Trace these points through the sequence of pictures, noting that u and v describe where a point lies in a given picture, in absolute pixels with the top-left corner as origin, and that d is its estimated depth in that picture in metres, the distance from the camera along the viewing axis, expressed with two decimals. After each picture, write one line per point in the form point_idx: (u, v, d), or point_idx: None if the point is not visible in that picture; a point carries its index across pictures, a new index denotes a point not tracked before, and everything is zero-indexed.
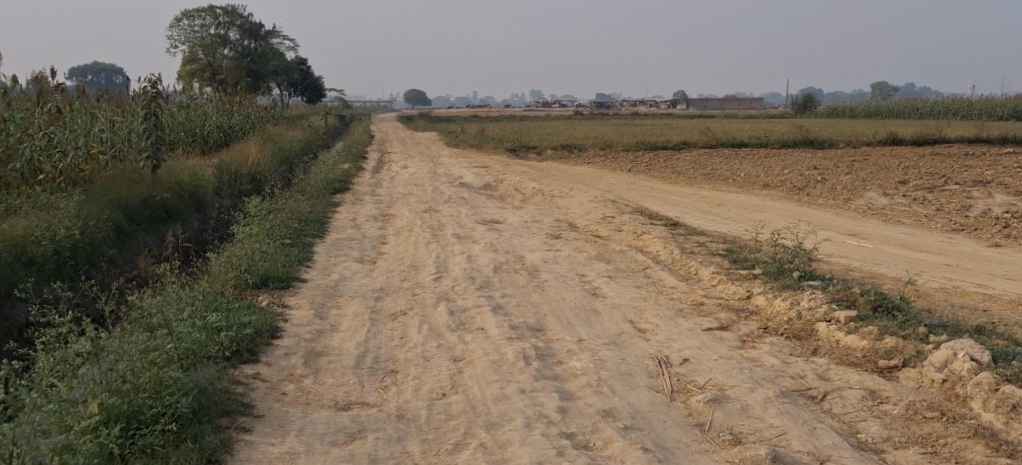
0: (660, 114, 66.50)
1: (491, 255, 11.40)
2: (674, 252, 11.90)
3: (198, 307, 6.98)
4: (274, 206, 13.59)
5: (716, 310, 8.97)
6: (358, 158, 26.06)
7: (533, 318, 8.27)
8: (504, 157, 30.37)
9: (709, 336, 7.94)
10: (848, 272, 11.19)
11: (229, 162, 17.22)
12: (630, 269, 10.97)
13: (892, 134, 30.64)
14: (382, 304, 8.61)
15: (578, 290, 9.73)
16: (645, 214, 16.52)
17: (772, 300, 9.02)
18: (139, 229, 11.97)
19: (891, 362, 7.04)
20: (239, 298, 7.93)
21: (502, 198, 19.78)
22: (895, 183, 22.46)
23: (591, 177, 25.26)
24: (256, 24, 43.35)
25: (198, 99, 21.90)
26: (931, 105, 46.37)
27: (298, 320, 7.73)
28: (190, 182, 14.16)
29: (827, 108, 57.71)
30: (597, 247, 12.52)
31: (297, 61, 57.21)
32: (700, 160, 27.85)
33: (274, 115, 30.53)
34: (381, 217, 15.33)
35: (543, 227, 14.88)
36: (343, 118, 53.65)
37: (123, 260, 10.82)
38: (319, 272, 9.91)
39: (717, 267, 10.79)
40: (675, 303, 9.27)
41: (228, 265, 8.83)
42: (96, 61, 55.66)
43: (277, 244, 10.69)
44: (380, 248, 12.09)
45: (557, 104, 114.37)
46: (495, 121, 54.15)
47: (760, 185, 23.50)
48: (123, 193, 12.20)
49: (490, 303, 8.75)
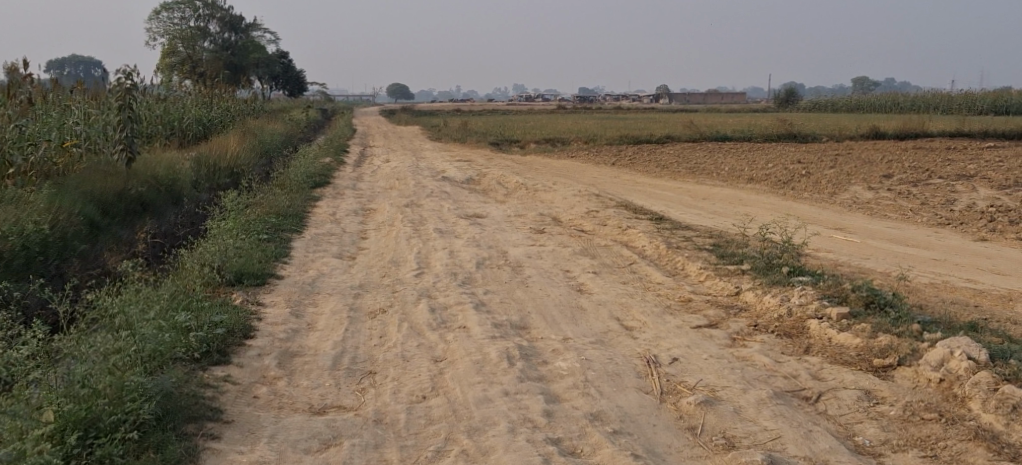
0: (642, 108, 66.37)
1: (473, 250, 11.14)
2: (660, 247, 11.67)
3: (167, 306, 6.68)
4: (251, 201, 13.27)
5: (705, 306, 8.74)
6: (339, 152, 25.77)
7: (517, 316, 8.01)
8: (487, 150, 30.12)
9: (699, 333, 7.70)
10: (836, 267, 11.00)
11: (208, 156, 16.86)
12: (616, 265, 10.74)
13: (875, 129, 30.58)
14: (361, 301, 8.33)
15: (563, 286, 9.48)
16: (630, 208, 16.29)
17: (762, 296, 8.80)
18: (113, 222, 11.66)
19: (886, 361, 6.81)
20: (211, 297, 7.64)
21: (485, 192, 19.52)
22: (880, 177, 22.35)
23: (575, 170, 25.03)
24: (236, 16, 42.86)
25: (176, 91, 21.50)
26: (912, 99, 46.44)
27: (273, 318, 7.44)
28: (167, 174, 13.81)
29: (809, 102, 57.80)
30: (582, 242, 12.28)
31: (278, 54, 56.71)
32: (684, 153, 27.72)
33: (255, 108, 30.13)
34: (361, 212, 15.03)
35: (527, 222, 14.62)
36: (324, 112, 53.25)
37: (94, 254, 10.53)
38: (296, 269, 9.61)
39: (704, 262, 10.57)
40: (662, 299, 9.03)
41: (201, 261, 8.54)
42: (75, 54, 55.33)
43: (253, 240, 10.39)
44: (360, 243, 11.80)
45: (539, 98, 114.20)
46: (478, 115, 53.92)
47: (744, 178, 23.37)
48: (95, 186, 11.88)
49: (472, 300, 8.49)
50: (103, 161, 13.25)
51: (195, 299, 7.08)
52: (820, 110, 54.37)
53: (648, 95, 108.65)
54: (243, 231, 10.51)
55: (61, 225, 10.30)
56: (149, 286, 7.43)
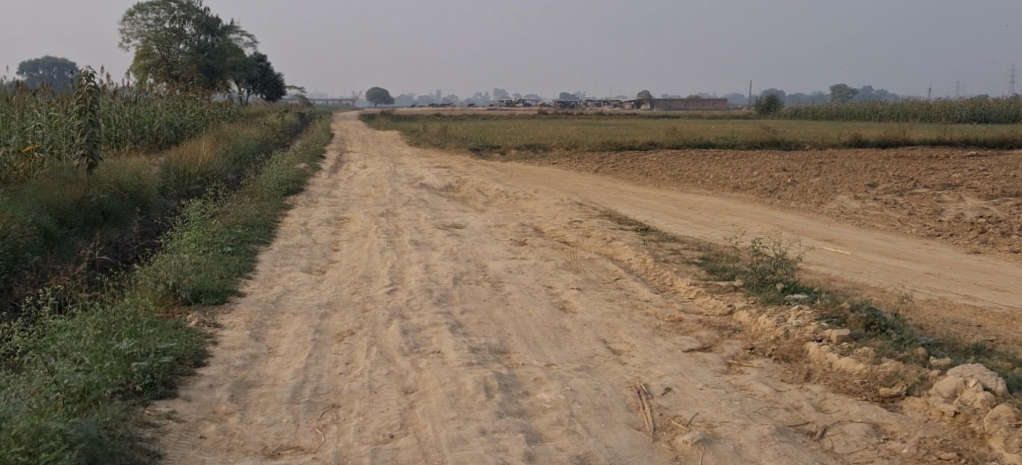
0: (623, 115, 66.09)
1: (451, 264, 10.56)
2: (647, 262, 11.14)
3: (110, 332, 6.16)
4: (218, 211, 12.66)
5: (696, 328, 8.21)
6: (316, 158, 25.13)
7: (496, 338, 7.45)
8: (467, 156, 29.52)
9: (692, 359, 7.17)
10: (830, 282, 10.48)
11: (178, 162, 16.22)
12: (601, 280, 10.21)
13: (857, 137, 30.27)
14: (329, 322, 7.73)
15: (545, 304, 8.93)
16: (614, 219, 15.78)
17: (757, 317, 8.28)
18: (70, 233, 11.03)
19: (893, 390, 6.20)
20: (163, 321, 7.08)
21: (464, 200, 18.94)
22: (865, 186, 21.95)
23: (557, 178, 24.51)
24: (212, 19, 42.03)
25: (148, 94, 20.81)
26: (891, 108, 46.32)
27: (230, 342, 6.87)
28: (132, 180, 13.13)
29: (790, 110, 57.62)
30: (564, 255, 11.73)
31: (256, 57, 55.91)
32: (667, 161, 27.28)
33: (230, 112, 29.42)
34: (334, 221, 14.42)
35: (508, 232, 14.08)
36: (303, 116, 52.49)
37: (48, 267, 9.95)
38: (260, 285, 9.02)
39: (693, 279, 10.05)
40: (651, 319, 8.50)
41: (154, 279, 7.98)
42: (48, 57, 54.32)
43: (216, 254, 9.80)
44: (331, 255, 11.21)
45: (519, 104, 113.83)
46: (460, 120, 53.37)
47: (730, 187, 22.94)
48: (53, 193, 11.26)
49: (448, 321, 7.90)
50: (64, 167, 12.61)
51: (141, 323, 6.55)
52: (800, 118, 54.16)
53: (628, 101, 108.40)
54: (205, 246, 9.91)
55: (11, 238, 9.71)
56: (94, 309, 6.89)
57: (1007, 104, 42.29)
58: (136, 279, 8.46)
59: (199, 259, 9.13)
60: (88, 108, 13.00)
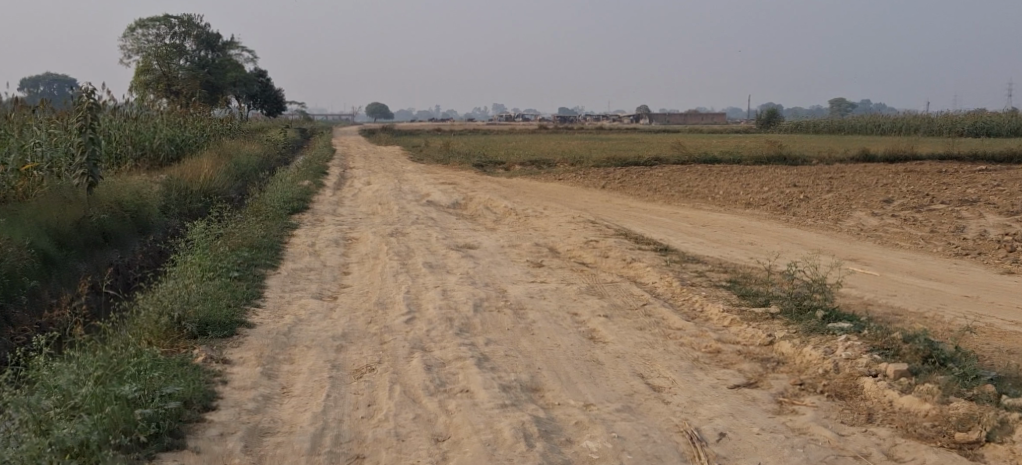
0: (624, 129, 65.66)
1: (469, 289, 10.02)
2: (673, 286, 10.59)
3: (108, 374, 5.70)
4: (223, 232, 12.16)
5: (737, 360, 7.67)
6: (319, 174, 24.61)
7: (526, 374, 6.92)
8: (471, 172, 28.97)
9: (740, 397, 6.65)
10: (867, 305, 9.94)
11: (179, 180, 15.73)
12: (628, 305, 9.67)
13: (864, 152, 29.80)
14: (345, 356, 7.19)
15: (573, 334, 8.38)
16: (630, 238, 15.29)
17: (801, 348, 7.73)
18: (70, 255, 10.52)
19: (971, 435, 5.83)
20: (166, 358, 6.59)
21: (472, 218, 18.41)
22: (880, 202, 21.43)
23: (565, 194, 24.00)
24: (213, 35, 41.74)
25: (148, 110, 20.30)
26: (892, 122, 45.87)
27: (240, 382, 6.39)
28: (133, 199, 12.63)
29: (791, 124, 57.18)
30: (585, 277, 11.20)
31: (256, 73, 55.48)
32: (674, 176, 26.79)
33: (231, 129, 28.92)
34: (342, 242, 13.91)
35: (523, 253, 13.57)
36: (303, 131, 51.88)
37: (47, 293, 9.49)
38: (270, 314, 8.48)
39: (725, 304, 9.50)
40: (688, 350, 7.95)
41: (158, 310, 7.47)
42: (48, 73, 53.95)
43: (221, 280, 9.31)
44: (341, 279, 10.68)
45: (521, 118, 113.62)
46: (461, 135, 52.88)
47: (742, 203, 22.44)
48: (53, 214, 10.78)
49: (473, 354, 7.36)
50: (63, 185, 12.11)
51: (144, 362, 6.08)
52: (801, 132, 53.72)
53: (628, 114, 108.00)
54: (210, 273, 9.41)
55: (8, 261, 9.24)
56: (92, 350, 6.40)
57: (1011, 116, 41.76)
58: (137, 309, 7.97)
59: (205, 287, 8.63)
60: (88, 124, 12.51)
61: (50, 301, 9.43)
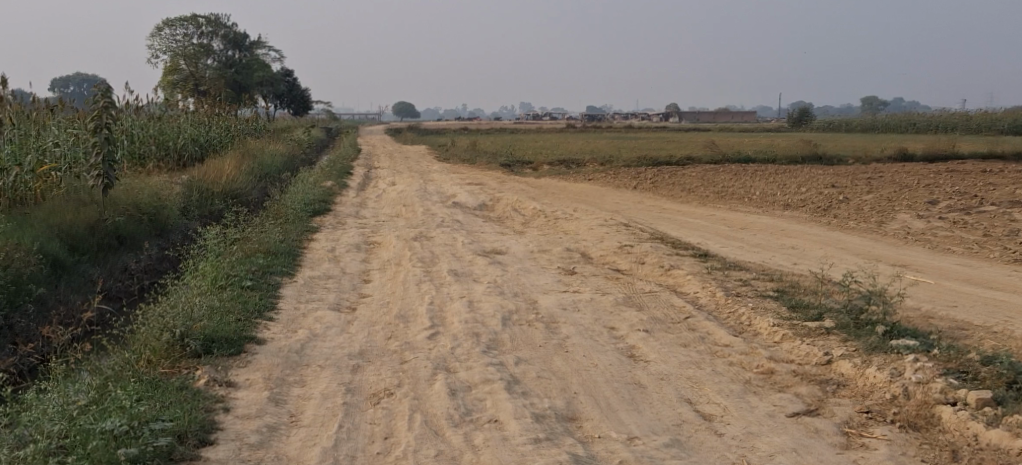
0: (653, 128, 64.74)
1: (497, 300, 9.35)
2: (717, 297, 9.85)
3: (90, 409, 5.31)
4: (239, 237, 11.58)
5: (794, 383, 6.86)
6: (344, 175, 24.06)
7: (561, 399, 6.24)
8: (498, 173, 28.31)
9: (802, 428, 5.93)
10: (929, 316, 9.13)
11: (201, 181, 15.21)
12: (669, 319, 8.95)
13: (903, 151, 28.80)
14: (362, 378, 6.54)
15: (611, 352, 7.69)
16: (667, 242, 14.55)
17: (865, 370, 6.90)
18: (82, 260, 9.98)
19: None
20: (163, 385, 6.04)
21: (500, 221, 17.74)
22: (925, 203, 20.51)
23: (596, 195, 23.30)
24: (240, 34, 41.27)
25: (172, 110, 19.78)
26: (928, 120, 44.68)
27: (244, 410, 5.77)
28: (151, 201, 12.05)
29: (823, 122, 56.06)
30: (622, 287, 10.49)
31: (283, 73, 55.18)
32: (707, 176, 25.98)
33: (256, 129, 28.44)
34: (364, 247, 13.30)
35: (553, 259, 12.89)
36: (330, 131, 51.51)
37: (56, 301, 9.01)
38: (283, 329, 7.85)
39: (775, 318, 8.73)
40: (738, 372, 7.19)
41: (157, 328, 6.87)
42: (79, 75, 54.01)
43: (232, 291, 8.69)
44: (362, 288, 10.05)
45: (548, 117, 113.01)
46: (489, 135, 52.23)
47: (780, 205, 21.61)
48: (66, 216, 10.25)
49: (503, 376, 6.69)
50: (80, 186, 11.57)
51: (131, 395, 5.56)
52: (834, 129, 52.59)
53: (656, 113, 106.91)
54: (220, 283, 8.83)
55: (14, 267, 8.72)
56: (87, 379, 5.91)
57: None
58: (141, 324, 7.38)
59: (214, 300, 8.04)
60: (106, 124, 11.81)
61: (57, 309, 8.92)
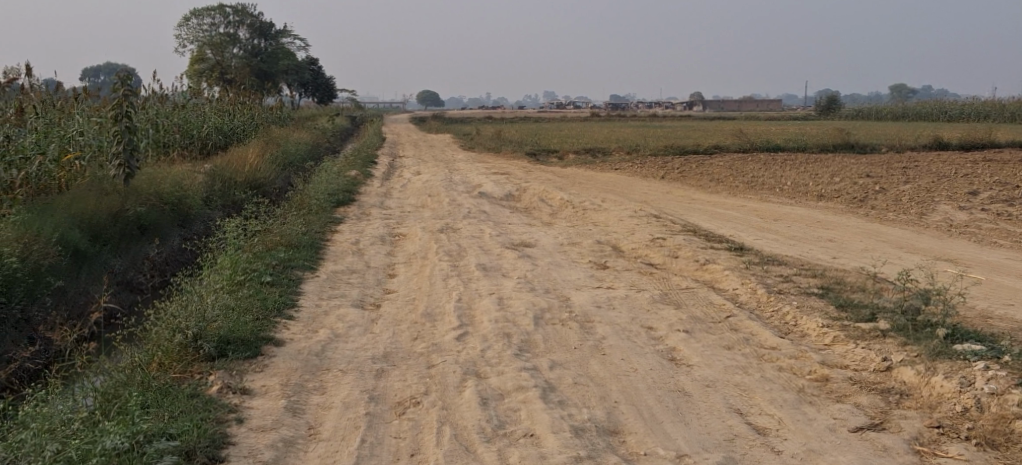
0: (678, 116, 63.91)
1: (528, 297, 8.87)
2: (759, 294, 9.32)
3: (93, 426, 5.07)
4: (260, 229, 11.17)
5: (853, 392, 6.38)
6: (368, 164, 23.66)
7: (602, 410, 5.77)
8: (524, 162, 27.82)
9: (867, 445, 5.52)
10: (988, 315, 8.55)
11: (223, 170, 14.86)
12: (710, 318, 8.43)
13: (938, 139, 27.99)
14: (387, 384, 6.10)
15: (651, 355, 7.19)
16: (701, 234, 14.00)
17: (930, 378, 6.41)
18: (102, 251, 9.61)
19: None
20: (174, 392, 5.68)
21: (527, 212, 17.26)
22: (966, 193, 19.80)
23: (623, 185, 22.74)
24: (267, 23, 40.35)
25: (195, 99, 19.41)
26: (960, 108, 43.69)
27: (259, 421, 5.41)
28: (174, 190, 11.63)
29: (852, 110, 55.06)
30: (658, 282, 9.99)
31: (308, 61, 54.88)
32: (737, 165, 25.35)
33: (280, 117, 28.06)
34: (388, 239, 12.87)
35: (584, 252, 12.40)
36: (355, 120, 51.22)
37: (74, 294, 8.68)
38: (303, 328, 7.41)
39: (823, 318, 8.19)
40: (790, 378, 6.69)
41: (170, 327, 6.47)
42: (108, 65, 54.14)
43: (251, 289, 8.28)
44: (386, 283, 9.60)
45: (572, 106, 112.27)
46: (513, 123, 51.71)
47: (814, 195, 20.96)
48: (86, 205, 9.88)
49: (537, 382, 6.21)
50: (103, 175, 11.20)
51: (133, 413, 5.20)
52: (864, 117, 51.65)
53: (680, 102, 105.97)
54: (238, 279, 8.43)
55: (32, 258, 8.37)
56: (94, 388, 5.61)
57: None
58: (155, 324, 7.00)
59: (231, 298, 7.63)
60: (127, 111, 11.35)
61: (73, 303, 8.58)
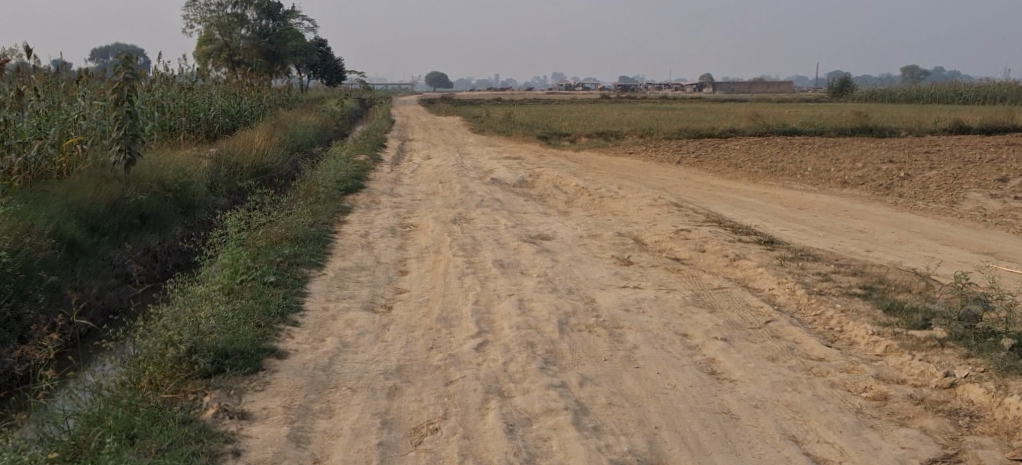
0: (688, 98, 62.84)
1: (552, 299, 8.24)
2: (798, 296, 8.66)
3: None
4: (264, 222, 10.52)
5: (917, 414, 5.80)
6: (377, 148, 22.94)
7: (641, 437, 5.37)
8: (536, 146, 27.07)
9: None
10: None
11: (228, 155, 14.20)
12: (748, 323, 7.79)
13: (958, 122, 27.15)
14: (402, 406, 5.56)
15: (688, 366, 6.58)
16: (725, 225, 13.33)
17: (1004, 399, 5.81)
18: (102, 242, 9.00)
19: None
20: (163, 419, 5.16)
21: (541, 200, 16.60)
22: (995, 180, 19.08)
23: (639, 170, 22.01)
24: (274, 3, 38.98)
25: (200, 80, 18.66)
26: (976, 90, 42.63)
27: (258, 454, 5.00)
28: (177, 176, 10.97)
29: (865, 92, 54.01)
30: (687, 280, 9.34)
31: (315, 43, 53.82)
32: (753, 149, 24.59)
33: (288, 99, 27.25)
34: (399, 231, 12.24)
35: (605, 246, 11.76)
36: (364, 102, 50.23)
37: (73, 289, 8.09)
38: (309, 337, 6.80)
39: (872, 324, 7.54)
40: (846, 394, 6.08)
41: (162, 339, 5.86)
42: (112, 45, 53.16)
43: (252, 292, 7.65)
44: (398, 282, 8.98)
45: (580, 87, 111.06)
46: (521, 104, 50.91)
47: (836, 182, 20.25)
48: (85, 194, 9.25)
49: (568, 403, 5.66)
50: (105, 160, 10.58)
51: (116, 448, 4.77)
52: (877, 98, 50.60)
53: (688, 84, 104.71)
54: (238, 281, 7.80)
55: (24, 251, 7.79)
56: (75, 418, 5.09)
57: None
58: (148, 329, 6.40)
59: (231, 304, 7.00)
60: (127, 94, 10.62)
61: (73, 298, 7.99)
